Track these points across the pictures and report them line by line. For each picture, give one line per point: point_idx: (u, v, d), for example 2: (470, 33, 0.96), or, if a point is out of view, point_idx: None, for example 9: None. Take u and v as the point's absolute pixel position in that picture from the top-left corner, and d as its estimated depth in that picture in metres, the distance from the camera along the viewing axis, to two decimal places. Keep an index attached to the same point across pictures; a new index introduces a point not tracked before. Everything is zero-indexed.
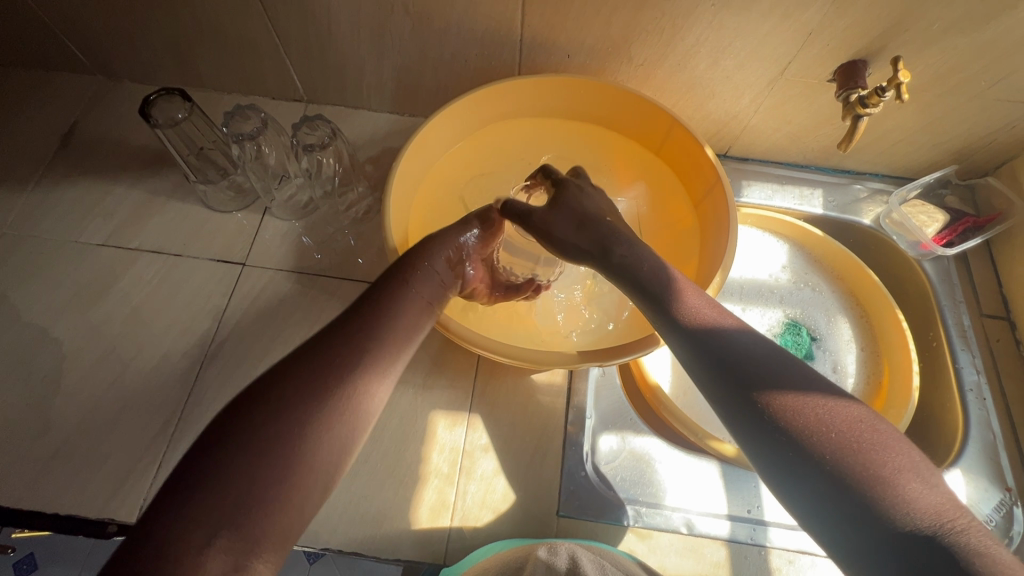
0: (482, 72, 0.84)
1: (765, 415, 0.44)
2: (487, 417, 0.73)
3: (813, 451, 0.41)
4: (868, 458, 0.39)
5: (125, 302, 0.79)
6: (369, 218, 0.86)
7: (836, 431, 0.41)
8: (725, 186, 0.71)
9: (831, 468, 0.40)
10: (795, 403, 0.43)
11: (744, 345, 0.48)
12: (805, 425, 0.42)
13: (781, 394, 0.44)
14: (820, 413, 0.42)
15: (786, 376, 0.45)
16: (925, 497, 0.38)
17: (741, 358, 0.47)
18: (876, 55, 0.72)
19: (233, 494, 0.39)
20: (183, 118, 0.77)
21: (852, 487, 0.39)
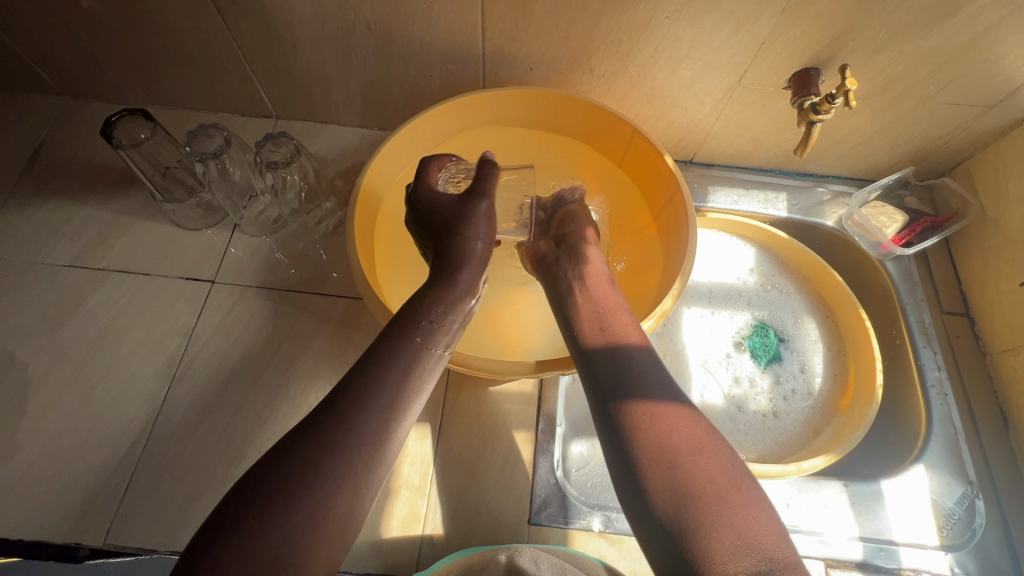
0: (447, 85, 0.85)
1: (624, 422, 0.48)
2: (458, 427, 0.73)
3: (653, 464, 0.44)
4: (699, 479, 0.42)
5: (92, 323, 0.79)
6: (340, 232, 0.87)
7: (684, 449, 0.44)
8: (684, 193, 0.72)
9: (667, 486, 0.43)
10: (654, 416, 0.47)
11: (635, 363, 0.52)
12: (656, 437, 0.45)
13: (645, 406, 0.48)
14: (674, 432, 0.45)
15: (654, 392, 0.49)
16: (746, 521, 0.40)
17: (624, 371, 0.51)
18: (828, 63, 0.74)
19: (262, 550, 0.39)
20: (146, 138, 0.77)
21: (680, 500, 0.42)
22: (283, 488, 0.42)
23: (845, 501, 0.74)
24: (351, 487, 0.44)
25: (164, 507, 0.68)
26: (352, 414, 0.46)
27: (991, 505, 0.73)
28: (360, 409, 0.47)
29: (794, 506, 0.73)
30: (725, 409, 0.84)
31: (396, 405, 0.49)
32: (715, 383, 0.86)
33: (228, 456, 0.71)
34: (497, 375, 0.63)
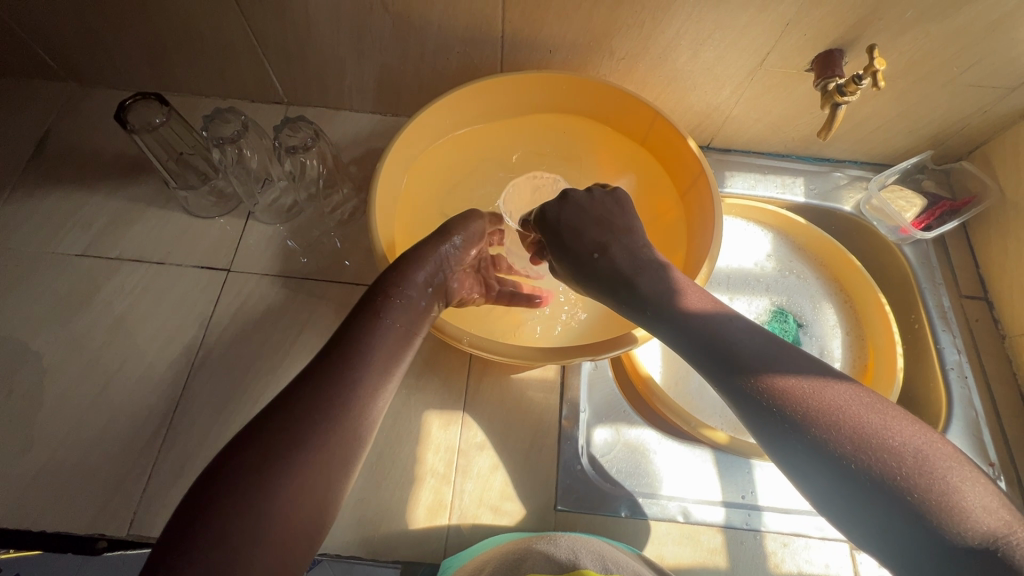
0: (464, 69, 0.84)
1: (775, 406, 0.44)
2: (482, 415, 0.73)
3: (823, 439, 0.41)
4: (866, 436, 0.40)
5: (108, 312, 0.77)
6: (355, 219, 0.85)
7: (858, 434, 0.40)
8: (708, 177, 0.72)
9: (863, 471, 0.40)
10: (797, 388, 0.43)
11: (752, 336, 0.47)
12: (827, 427, 0.41)
13: (785, 380, 0.44)
14: (844, 416, 0.41)
15: (797, 374, 0.44)
16: (951, 486, 0.38)
17: (741, 348, 0.47)
18: (852, 44, 0.74)
19: (235, 531, 0.39)
20: (161, 123, 0.75)
21: (883, 483, 0.39)
22: (237, 488, 0.41)
23: None
24: (321, 477, 0.44)
25: None
26: (309, 408, 0.45)
27: (1012, 487, 0.74)
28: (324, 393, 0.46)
29: None
30: None
31: (357, 389, 0.48)
32: None
33: None
34: (527, 362, 0.61)
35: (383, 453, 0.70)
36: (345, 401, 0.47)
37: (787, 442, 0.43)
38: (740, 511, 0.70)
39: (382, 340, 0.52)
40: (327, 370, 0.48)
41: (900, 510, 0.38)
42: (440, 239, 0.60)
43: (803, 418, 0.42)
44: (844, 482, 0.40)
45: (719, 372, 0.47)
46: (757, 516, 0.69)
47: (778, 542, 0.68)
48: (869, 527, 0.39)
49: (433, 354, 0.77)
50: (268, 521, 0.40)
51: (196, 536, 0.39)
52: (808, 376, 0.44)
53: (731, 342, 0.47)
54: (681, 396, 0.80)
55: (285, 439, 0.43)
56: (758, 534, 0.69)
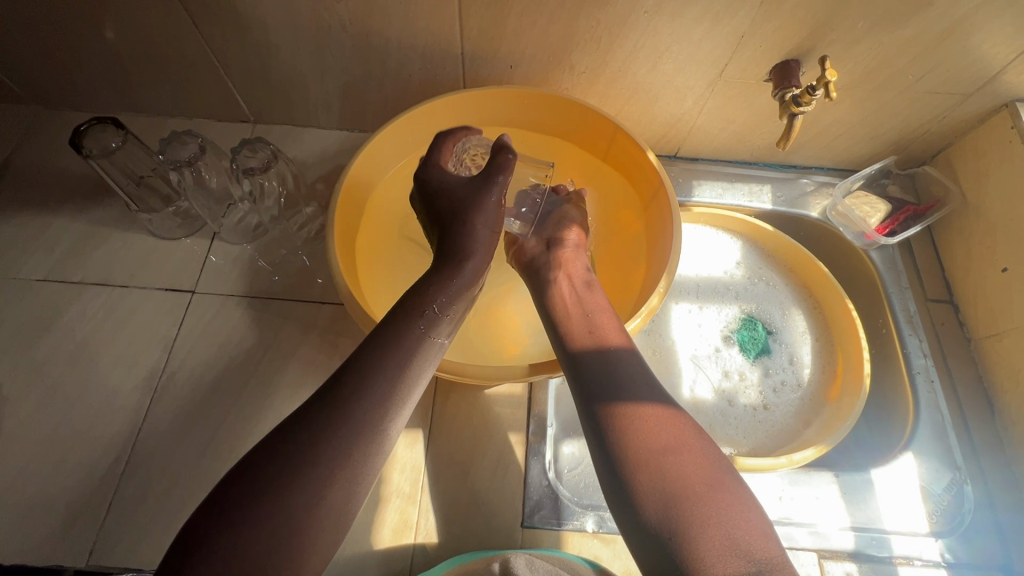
0: (427, 85, 0.84)
1: (609, 422, 0.51)
2: (448, 432, 0.73)
3: (632, 458, 0.48)
4: (668, 465, 0.47)
5: (70, 337, 0.77)
6: (322, 237, 0.85)
7: (651, 449, 0.48)
8: (668, 189, 0.72)
9: (640, 479, 0.47)
10: (637, 414, 0.50)
11: (629, 369, 0.55)
12: (631, 438, 0.49)
13: (630, 405, 0.51)
14: (648, 434, 0.49)
15: (629, 395, 0.52)
16: (710, 510, 0.44)
17: (608, 374, 0.54)
18: (808, 54, 0.74)
19: (250, 546, 0.39)
20: (118, 147, 0.73)
21: (646, 489, 0.46)
22: (270, 479, 0.41)
23: (836, 493, 0.73)
24: (347, 475, 0.43)
25: (148, 525, 0.67)
26: (342, 417, 0.45)
27: (978, 490, 0.74)
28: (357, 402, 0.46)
29: (787, 499, 0.73)
30: (715, 403, 0.84)
31: (394, 402, 0.48)
32: (705, 378, 0.86)
33: (213, 469, 0.70)
34: (486, 380, 0.62)
35: None
36: (373, 404, 0.46)
37: (603, 452, 0.50)
38: None
39: (419, 344, 0.52)
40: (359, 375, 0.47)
41: (660, 528, 0.45)
42: (464, 247, 0.60)
43: (626, 438, 0.49)
44: (635, 495, 0.47)
45: (583, 386, 0.55)
46: None
47: None
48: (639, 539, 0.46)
49: None
50: (294, 515, 0.41)
51: (226, 525, 0.39)
52: (636, 398, 0.52)
53: (604, 367, 0.55)
54: None
55: (319, 434, 0.43)
56: None
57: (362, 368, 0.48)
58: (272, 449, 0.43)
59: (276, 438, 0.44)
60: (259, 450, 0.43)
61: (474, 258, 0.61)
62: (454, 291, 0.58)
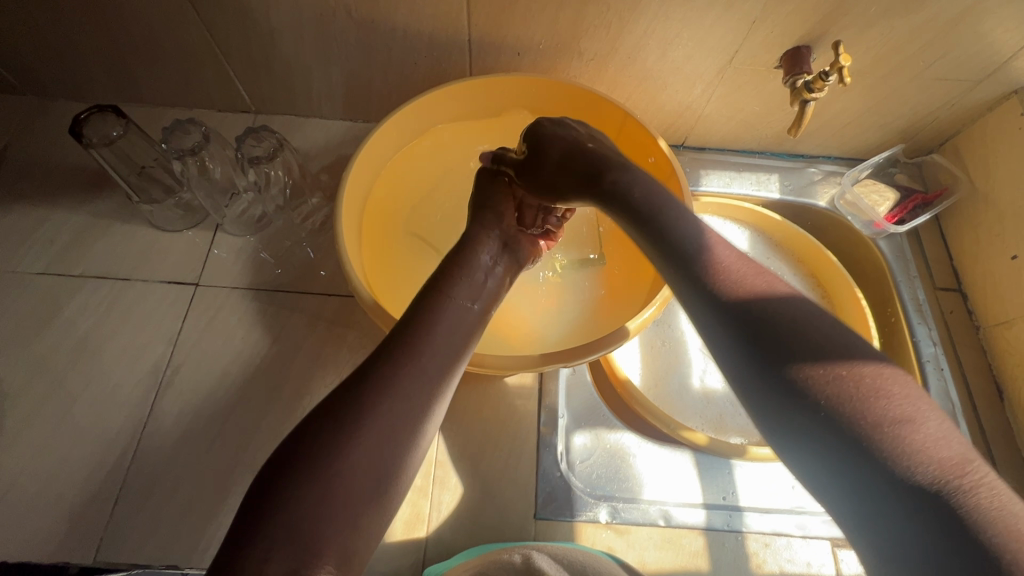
0: (433, 73, 0.83)
1: (814, 393, 0.38)
2: (459, 424, 0.72)
3: (868, 439, 0.35)
4: (922, 447, 0.34)
5: (72, 331, 0.75)
6: (327, 228, 0.84)
7: (856, 395, 0.37)
8: (680, 177, 0.71)
9: (850, 430, 0.36)
10: (849, 376, 0.38)
11: (790, 306, 0.42)
12: (828, 387, 0.38)
13: (836, 365, 0.38)
14: (848, 380, 0.38)
15: (810, 335, 0.40)
16: (946, 454, 0.34)
17: (765, 312, 0.42)
18: (819, 40, 0.74)
19: (302, 524, 0.37)
20: (119, 135, 0.73)
21: (861, 443, 0.36)
22: (323, 457, 0.40)
23: None
24: (398, 446, 0.43)
25: (156, 520, 0.66)
26: (386, 388, 0.44)
27: None
28: (399, 377, 0.45)
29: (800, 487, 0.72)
30: None
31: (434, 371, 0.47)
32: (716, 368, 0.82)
33: (221, 463, 0.69)
34: (498, 370, 0.60)
35: None
36: (417, 375, 0.46)
37: (780, 403, 0.39)
38: (721, 512, 0.69)
39: (457, 320, 0.52)
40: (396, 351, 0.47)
41: (881, 478, 0.35)
42: (484, 233, 0.64)
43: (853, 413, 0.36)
44: (882, 492, 0.34)
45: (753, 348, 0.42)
46: (738, 517, 0.69)
47: (759, 543, 0.68)
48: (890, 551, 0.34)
49: None
50: (346, 488, 0.40)
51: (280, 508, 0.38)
52: (819, 336, 0.40)
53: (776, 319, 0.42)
54: (660, 398, 0.79)
55: (371, 410, 0.43)
56: (740, 535, 0.68)
57: (403, 347, 0.48)
58: (318, 430, 0.42)
59: (320, 417, 0.42)
60: (303, 429, 0.42)
61: (490, 236, 0.64)
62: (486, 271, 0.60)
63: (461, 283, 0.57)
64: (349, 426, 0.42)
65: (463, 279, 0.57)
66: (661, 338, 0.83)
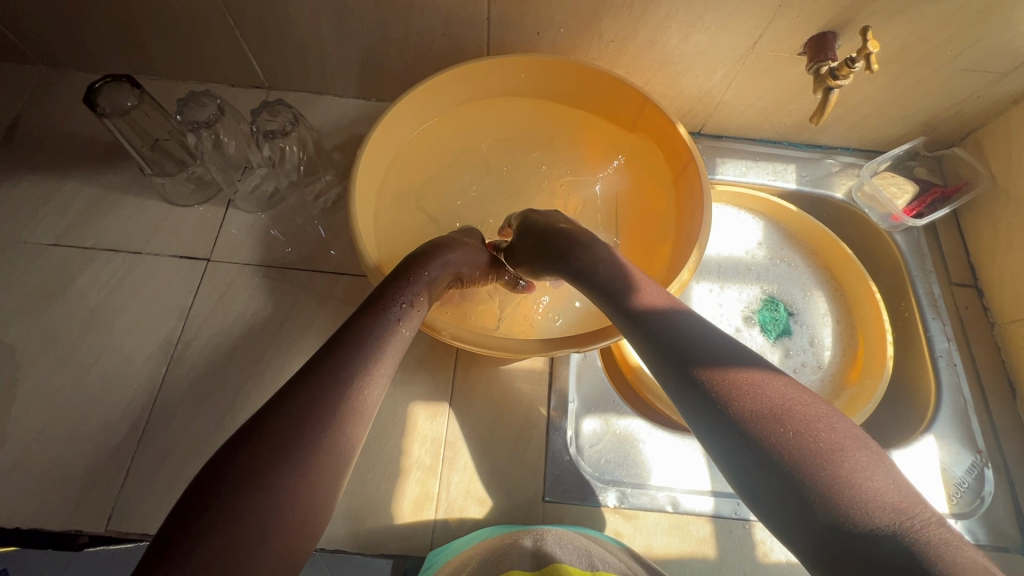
0: (450, 51, 0.81)
1: (716, 397, 0.41)
2: (469, 407, 0.72)
3: (756, 430, 0.38)
4: (804, 435, 0.37)
5: (83, 303, 0.75)
6: (339, 207, 0.83)
7: (776, 413, 0.38)
8: (698, 164, 0.71)
9: (772, 445, 0.37)
10: (731, 377, 0.41)
11: (704, 336, 0.46)
12: (749, 403, 0.39)
13: (720, 369, 0.42)
14: (769, 397, 0.39)
15: (728, 358, 0.43)
16: (883, 483, 0.34)
17: (691, 341, 0.45)
18: (845, 27, 0.72)
19: (240, 534, 0.35)
20: (133, 106, 0.72)
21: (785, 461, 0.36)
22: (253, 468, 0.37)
23: None
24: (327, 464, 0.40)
25: (167, 493, 0.66)
26: (313, 402, 0.41)
27: (998, 473, 0.74)
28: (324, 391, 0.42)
29: None
30: None
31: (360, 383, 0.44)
32: None
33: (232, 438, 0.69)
34: (506, 354, 0.61)
35: (368, 445, 0.69)
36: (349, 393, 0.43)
37: (712, 423, 0.41)
38: (729, 500, 0.69)
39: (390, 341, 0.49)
40: (331, 365, 0.45)
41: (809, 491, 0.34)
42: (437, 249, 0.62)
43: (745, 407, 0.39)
44: (767, 471, 0.36)
45: (665, 355, 0.46)
46: (746, 505, 0.69)
47: (767, 531, 0.68)
48: (799, 534, 0.35)
49: (419, 345, 0.75)
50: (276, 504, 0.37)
51: (219, 508, 0.35)
52: (736, 358, 0.43)
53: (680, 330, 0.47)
54: None
55: (300, 428, 0.40)
56: (747, 523, 0.68)
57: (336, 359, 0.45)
58: (248, 441, 0.39)
59: (244, 436, 0.39)
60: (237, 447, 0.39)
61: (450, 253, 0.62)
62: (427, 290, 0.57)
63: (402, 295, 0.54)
64: (283, 441, 0.39)
65: (402, 298, 0.54)
66: None
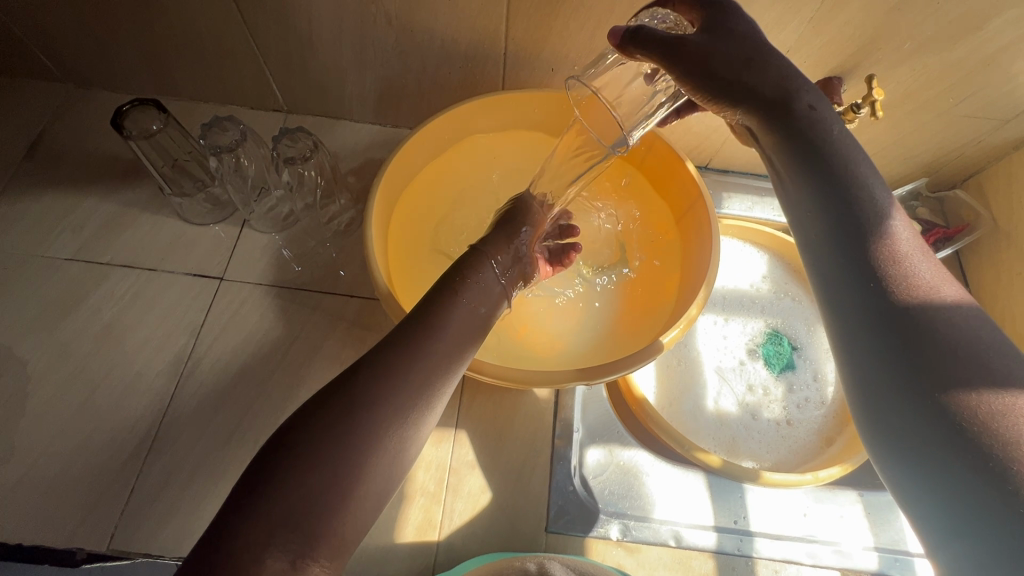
0: (466, 83, 0.84)
1: (947, 405, 0.40)
2: (474, 433, 0.72)
3: (986, 450, 0.38)
4: None
5: (97, 317, 0.76)
6: (352, 230, 0.85)
7: (1022, 445, 0.37)
8: (707, 200, 0.72)
9: (1003, 473, 0.37)
10: (986, 396, 0.39)
11: (961, 328, 0.42)
12: (990, 424, 0.38)
13: (974, 384, 0.40)
14: (1022, 427, 0.37)
15: (986, 370, 0.40)
16: None
17: (939, 334, 0.42)
18: (851, 72, 0.75)
19: (300, 505, 0.38)
20: (157, 129, 0.75)
21: (1007, 486, 0.37)
22: (317, 440, 0.40)
23: (860, 514, 0.72)
24: (386, 449, 0.42)
25: (171, 511, 0.66)
26: (379, 384, 0.44)
27: None
28: (390, 377, 0.45)
29: (812, 515, 0.72)
30: (738, 417, 0.81)
31: (423, 378, 0.46)
32: (729, 390, 0.83)
33: (239, 458, 0.69)
34: (519, 382, 0.60)
35: None
36: (415, 381, 0.45)
37: (923, 419, 0.41)
38: (732, 536, 0.69)
39: (452, 329, 0.50)
40: (400, 350, 0.47)
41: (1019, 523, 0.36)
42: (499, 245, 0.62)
43: (972, 422, 0.39)
44: (975, 485, 0.38)
45: (891, 344, 0.43)
46: (749, 542, 0.69)
47: (769, 569, 0.68)
48: (972, 540, 0.38)
49: None
50: (336, 482, 0.40)
51: (284, 471, 0.39)
52: (996, 375, 0.39)
53: (921, 319, 0.42)
54: (675, 417, 0.80)
55: (361, 409, 0.42)
56: (750, 560, 0.68)
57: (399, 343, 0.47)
58: (314, 411, 0.42)
59: (312, 409, 0.43)
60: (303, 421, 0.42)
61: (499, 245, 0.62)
62: (490, 285, 0.57)
63: (468, 287, 0.55)
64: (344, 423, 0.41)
65: (465, 285, 0.55)
66: (676, 356, 0.84)
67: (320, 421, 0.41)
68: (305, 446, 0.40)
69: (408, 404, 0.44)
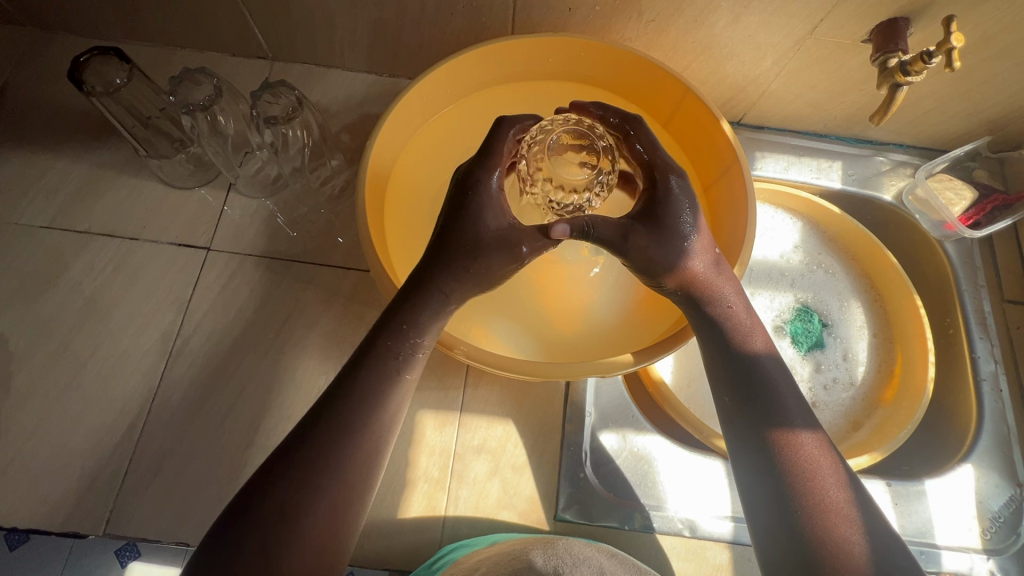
0: (470, 26, 0.73)
1: (764, 438, 0.50)
2: (480, 417, 0.68)
3: (778, 469, 0.49)
4: (816, 502, 0.47)
5: (79, 292, 0.71)
6: (346, 195, 0.77)
7: (801, 466, 0.48)
8: (743, 167, 0.64)
9: (785, 485, 0.48)
10: (787, 434, 0.49)
11: (774, 379, 0.52)
12: (785, 453, 0.49)
13: (780, 424, 0.50)
14: (803, 454, 0.49)
15: (788, 410, 0.50)
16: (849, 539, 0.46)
17: (759, 379, 0.52)
18: (921, 13, 0.63)
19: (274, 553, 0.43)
20: (122, 83, 0.66)
21: (786, 496, 0.48)
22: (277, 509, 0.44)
23: (888, 502, 0.70)
24: (346, 497, 0.46)
25: (167, 497, 0.64)
26: (332, 445, 0.46)
27: None
28: (341, 436, 0.47)
29: None
30: None
31: (371, 429, 0.48)
32: None
33: (235, 441, 0.66)
34: (538, 375, 0.55)
35: None
36: (366, 441, 0.48)
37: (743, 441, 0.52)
38: None
39: (394, 387, 0.50)
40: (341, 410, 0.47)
41: (795, 519, 0.47)
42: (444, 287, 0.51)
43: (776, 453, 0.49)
44: (771, 492, 0.49)
45: (726, 383, 0.53)
46: None
47: None
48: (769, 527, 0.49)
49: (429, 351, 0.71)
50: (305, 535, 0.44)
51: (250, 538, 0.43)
52: (792, 416, 0.50)
53: (750, 367, 0.52)
54: (692, 400, 0.75)
55: (317, 468, 0.45)
56: None
57: (341, 412, 0.47)
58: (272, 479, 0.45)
59: (273, 469, 0.46)
60: (264, 487, 0.45)
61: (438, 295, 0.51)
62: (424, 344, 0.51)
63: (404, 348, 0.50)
64: (303, 484, 0.45)
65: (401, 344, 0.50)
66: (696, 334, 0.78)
67: (275, 492, 0.44)
68: (264, 512, 0.44)
69: (356, 457, 0.47)
